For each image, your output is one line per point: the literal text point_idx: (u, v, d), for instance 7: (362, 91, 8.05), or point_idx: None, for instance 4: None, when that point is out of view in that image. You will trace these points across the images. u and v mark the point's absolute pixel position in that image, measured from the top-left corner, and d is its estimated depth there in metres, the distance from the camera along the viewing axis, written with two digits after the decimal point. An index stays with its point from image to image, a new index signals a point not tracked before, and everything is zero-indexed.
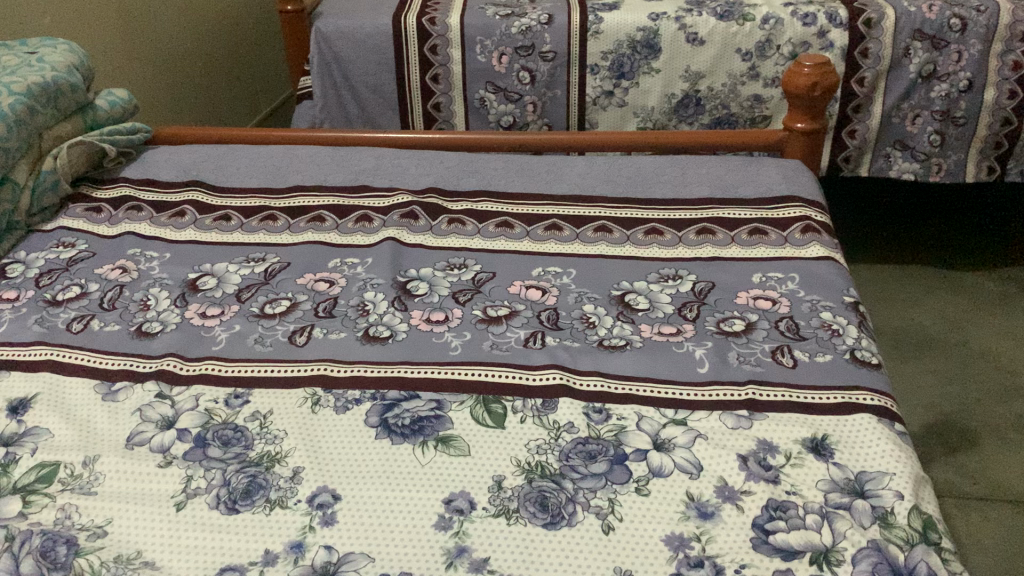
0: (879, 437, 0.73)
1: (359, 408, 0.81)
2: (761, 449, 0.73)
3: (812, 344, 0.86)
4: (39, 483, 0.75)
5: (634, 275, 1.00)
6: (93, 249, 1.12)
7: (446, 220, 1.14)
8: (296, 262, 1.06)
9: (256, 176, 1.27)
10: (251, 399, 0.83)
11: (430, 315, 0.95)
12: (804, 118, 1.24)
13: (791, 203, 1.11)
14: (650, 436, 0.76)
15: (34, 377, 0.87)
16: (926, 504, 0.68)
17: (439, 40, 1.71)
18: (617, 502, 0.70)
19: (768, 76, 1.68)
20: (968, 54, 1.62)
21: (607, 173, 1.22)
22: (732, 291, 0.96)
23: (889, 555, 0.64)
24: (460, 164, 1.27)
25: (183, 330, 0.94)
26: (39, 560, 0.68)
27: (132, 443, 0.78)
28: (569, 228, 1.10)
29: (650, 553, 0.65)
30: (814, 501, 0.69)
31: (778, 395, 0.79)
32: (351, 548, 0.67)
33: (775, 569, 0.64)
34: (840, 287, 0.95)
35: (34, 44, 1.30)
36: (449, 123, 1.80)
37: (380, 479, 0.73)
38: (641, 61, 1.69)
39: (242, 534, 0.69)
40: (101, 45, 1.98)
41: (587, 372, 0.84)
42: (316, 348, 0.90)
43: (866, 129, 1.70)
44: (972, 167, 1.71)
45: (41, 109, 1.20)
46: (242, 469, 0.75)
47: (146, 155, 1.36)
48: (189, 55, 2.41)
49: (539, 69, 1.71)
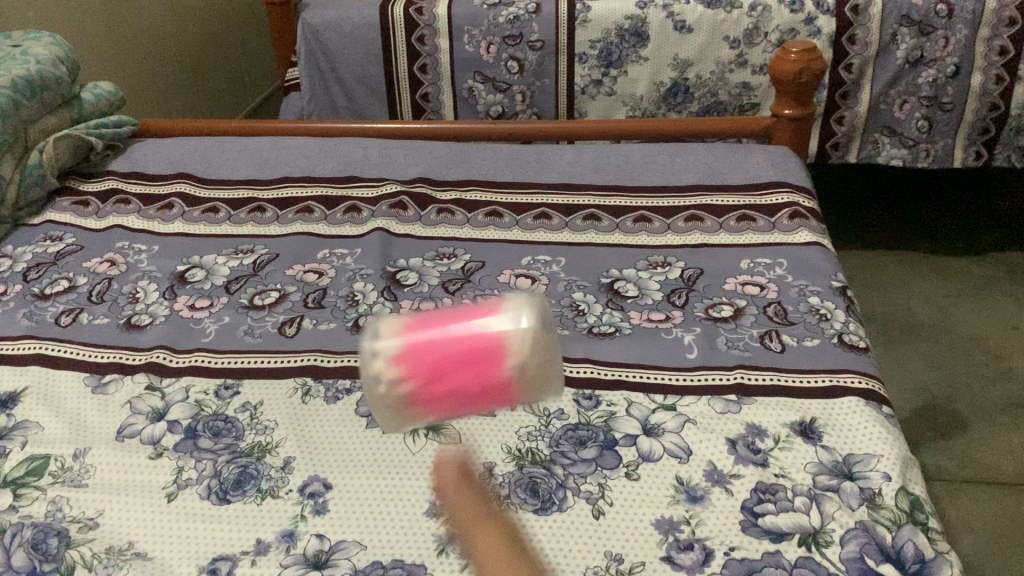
0: (866, 420, 0.74)
1: (349, 398, 0.81)
2: (749, 433, 0.74)
3: (801, 328, 0.87)
4: (29, 476, 0.75)
5: (623, 263, 1.00)
6: (80, 242, 1.11)
7: (436, 210, 1.14)
8: (285, 252, 1.06)
9: (244, 167, 1.27)
10: (241, 390, 0.83)
11: (420, 304, 0.95)
12: (792, 105, 1.25)
13: (779, 188, 1.12)
14: (640, 422, 0.76)
15: (22, 371, 0.87)
16: (913, 485, 0.69)
17: (426, 30, 1.70)
18: (607, 488, 0.70)
19: (756, 63, 1.68)
20: (955, 39, 1.62)
21: (596, 162, 1.22)
22: (720, 277, 0.96)
23: (878, 535, 0.64)
24: (449, 153, 1.27)
25: (172, 323, 0.94)
26: (30, 553, 0.67)
27: (122, 435, 0.78)
28: (558, 217, 1.10)
29: (640, 537, 0.66)
30: (803, 483, 0.69)
31: (766, 379, 0.80)
32: (343, 536, 0.67)
33: (764, 551, 0.64)
34: (828, 272, 0.95)
35: (18, 37, 1.29)
36: (438, 113, 1.80)
37: (370, 467, 0.73)
38: (629, 49, 1.69)
39: (234, 524, 0.69)
40: (86, 38, 1.97)
41: (577, 359, 0.84)
42: (306, 338, 0.90)
43: (853, 116, 1.71)
44: (959, 153, 1.73)
45: (26, 102, 1.19)
46: (233, 460, 0.75)
47: (134, 148, 1.35)
48: (175, 48, 2.39)
49: (527, 59, 1.71)
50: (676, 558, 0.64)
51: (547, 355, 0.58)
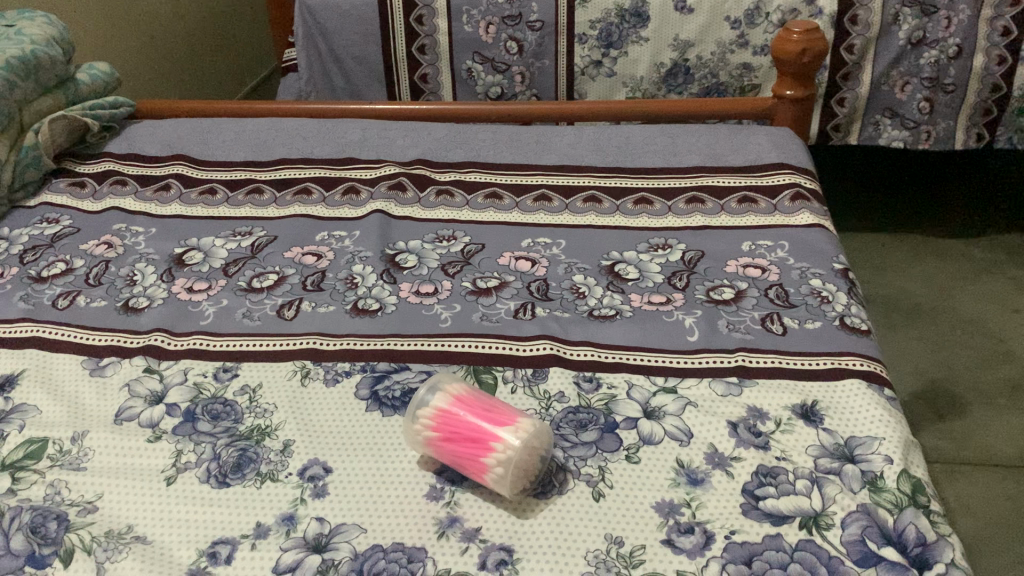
0: (867, 403, 0.74)
1: (348, 381, 0.81)
2: (751, 416, 0.74)
3: (802, 310, 0.86)
4: (27, 459, 0.74)
5: (623, 245, 1.00)
6: (77, 224, 1.11)
7: (435, 192, 1.13)
8: (282, 235, 1.05)
9: (241, 149, 1.25)
10: (240, 372, 0.83)
11: (419, 287, 0.94)
12: (793, 85, 1.23)
13: (780, 170, 1.11)
14: (640, 405, 0.76)
15: (20, 355, 0.86)
16: (915, 468, 0.68)
17: (425, 10, 1.68)
18: (608, 470, 0.70)
19: (757, 44, 1.66)
20: (958, 19, 1.60)
21: (597, 142, 1.21)
22: (721, 259, 0.95)
23: (880, 519, 0.64)
24: (448, 135, 1.26)
25: (169, 306, 0.93)
26: (29, 536, 0.67)
27: (121, 418, 0.78)
28: (557, 199, 1.09)
29: (640, 520, 0.66)
30: (804, 467, 0.69)
31: (767, 362, 0.79)
32: (343, 519, 0.67)
33: (764, 535, 0.64)
34: (829, 254, 0.94)
35: (12, 17, 1.27)
36: (436, 94, 1.78)
37: (370, 450, 0.73)
38: (629, 29, 1.67)
39: (234, 507, 0.69)
40: (81, 24, 1.94)
41: (578, 342, 0.84)
42: (305, 321, 0.89)
43: (855, 97, 1.70)
44: (961, 135, 1.72)
45: (20, 82, 1.18)
46: (232, 443, 0.75)
47: (130, 129, 1.33)
48: (171, 29, 2.36)
49: (526, 39, 1.69)
50: (677, 541, 0.64)
51: (536, 461, 0.68)
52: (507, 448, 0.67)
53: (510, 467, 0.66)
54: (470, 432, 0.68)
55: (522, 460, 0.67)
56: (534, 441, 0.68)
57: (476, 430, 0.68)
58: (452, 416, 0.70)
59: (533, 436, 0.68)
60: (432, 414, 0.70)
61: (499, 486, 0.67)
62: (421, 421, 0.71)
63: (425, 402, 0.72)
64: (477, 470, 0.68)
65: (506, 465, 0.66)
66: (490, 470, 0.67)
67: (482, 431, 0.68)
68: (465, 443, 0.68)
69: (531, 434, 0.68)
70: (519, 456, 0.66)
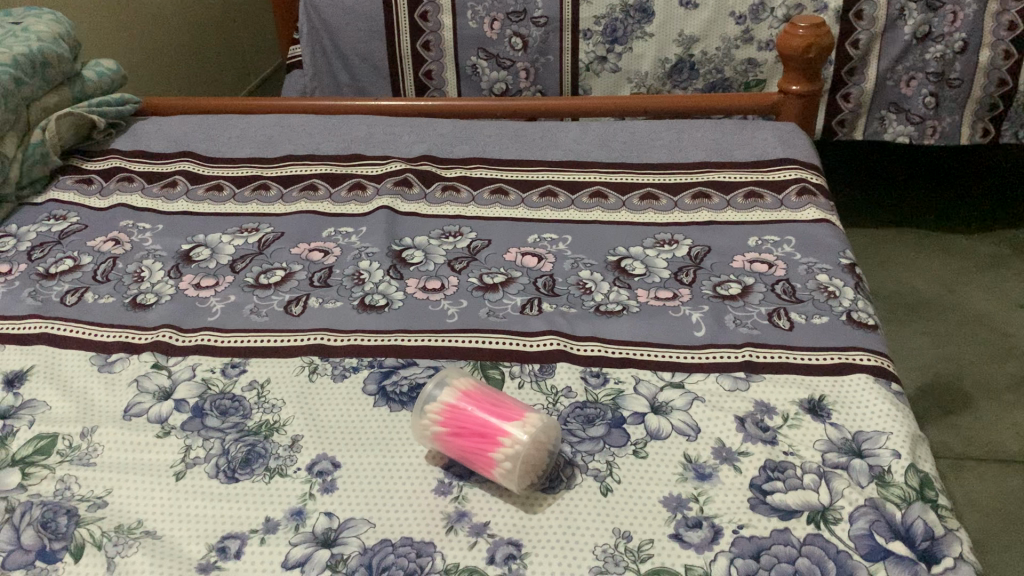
0: (874, 397, 0.74)
1: (356, 376, 0.81)
2: (758, 411, 0.74)
3: (809, 306, 0.86)
4: (38, 455, 0.75)
5: (630, 241, 0.99)
6: (84, 221, 1.11)
7: (440, 188, 1.13)
8: (289, 231, 1.06)
9: (247, 145, 1.26)
10: (248, 368, 0.83)
11: (426, 283, 0.94)
12: (799, 80, 1.23)
13: (787, 165, 1.11)
14: (647, 400, 0.76)
15: (30, 351, 0.87)
16: (923, 463, 0.68)
17: (429, 7, 1.68)
18: (615, 465, 0.70)
19: (762, 40, 1.66)
20: (964, 14, 1.59)
21: (602, 138, 1.21)
22: (728, 255, 0.95)
23: (888, 513, 0.64)
24: (453, 131, 1.26)
25: (177, 302, 0.93)
26: (40, 531, 0.68)
27: (131, 414, 0.78)
28: (563, 194, 1.09)
29: (649, 514, 0.66)
30: (812, 461, 0.69)
31: (775, 356, 0.79)
32: (351, 514, 0.67)
33: (773, 529, 0.64)
34: (837, 249, 0.94)
35: (18, 15, 1.28)
36: (441, 91, 1.78)
37: (378, 446, 0.73)
38: (634, 25, 1.66)
39: (243, 502, 0.69)
40: (87, 21, 1.95)
41: (585, 338, 0.84)
42: (312, 317, 0.90)
43: (860, 92, 1.69)
44: (966, 130, 1.72)
45: (27, 79, 1.18)
46: (241, 439, 0.75)
47: (137, 126, 1.34)
48: (177, 28, 2.37)
49: (531, 35, 1.69)
50: (684, 535, 0.64)
51: (544, 458, 0.68)
52: (514, 444, 0.67)
53: (518, 462, 0.66)
54: (477, 426, 0.68)
55: (528, 456, 0.67)
56: (542, 437, 0.68)
57: (484, 425, 0.68)
58: (461, 412, 0.70)
59: (540, 431, 0.68)
60: (439, 410, 0.71)
61: (506, 481, 0.67)
62: (429, 416, 0.71)
63: (433, 397, 0.72)
64: (485, 466, 0.68)
65: (512, 461, 0.66)
66: (497, 465, 0.67)
67: (491, 426, 0.68)
68: (473, 438, 0.68)
69: (539, 430, 0.68)
70: (526, 451, 0.66)
